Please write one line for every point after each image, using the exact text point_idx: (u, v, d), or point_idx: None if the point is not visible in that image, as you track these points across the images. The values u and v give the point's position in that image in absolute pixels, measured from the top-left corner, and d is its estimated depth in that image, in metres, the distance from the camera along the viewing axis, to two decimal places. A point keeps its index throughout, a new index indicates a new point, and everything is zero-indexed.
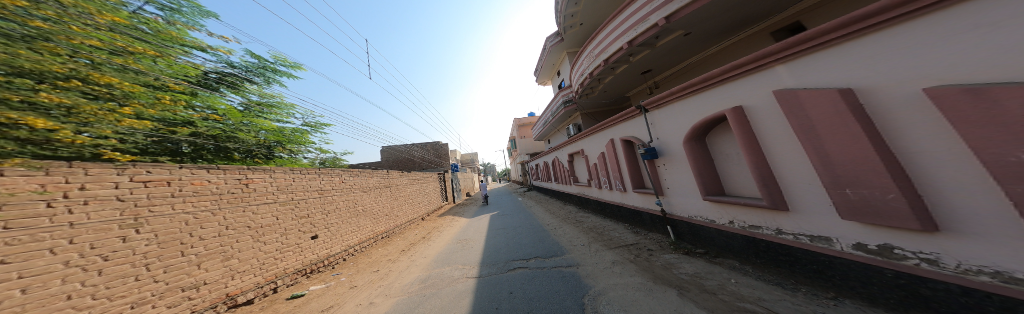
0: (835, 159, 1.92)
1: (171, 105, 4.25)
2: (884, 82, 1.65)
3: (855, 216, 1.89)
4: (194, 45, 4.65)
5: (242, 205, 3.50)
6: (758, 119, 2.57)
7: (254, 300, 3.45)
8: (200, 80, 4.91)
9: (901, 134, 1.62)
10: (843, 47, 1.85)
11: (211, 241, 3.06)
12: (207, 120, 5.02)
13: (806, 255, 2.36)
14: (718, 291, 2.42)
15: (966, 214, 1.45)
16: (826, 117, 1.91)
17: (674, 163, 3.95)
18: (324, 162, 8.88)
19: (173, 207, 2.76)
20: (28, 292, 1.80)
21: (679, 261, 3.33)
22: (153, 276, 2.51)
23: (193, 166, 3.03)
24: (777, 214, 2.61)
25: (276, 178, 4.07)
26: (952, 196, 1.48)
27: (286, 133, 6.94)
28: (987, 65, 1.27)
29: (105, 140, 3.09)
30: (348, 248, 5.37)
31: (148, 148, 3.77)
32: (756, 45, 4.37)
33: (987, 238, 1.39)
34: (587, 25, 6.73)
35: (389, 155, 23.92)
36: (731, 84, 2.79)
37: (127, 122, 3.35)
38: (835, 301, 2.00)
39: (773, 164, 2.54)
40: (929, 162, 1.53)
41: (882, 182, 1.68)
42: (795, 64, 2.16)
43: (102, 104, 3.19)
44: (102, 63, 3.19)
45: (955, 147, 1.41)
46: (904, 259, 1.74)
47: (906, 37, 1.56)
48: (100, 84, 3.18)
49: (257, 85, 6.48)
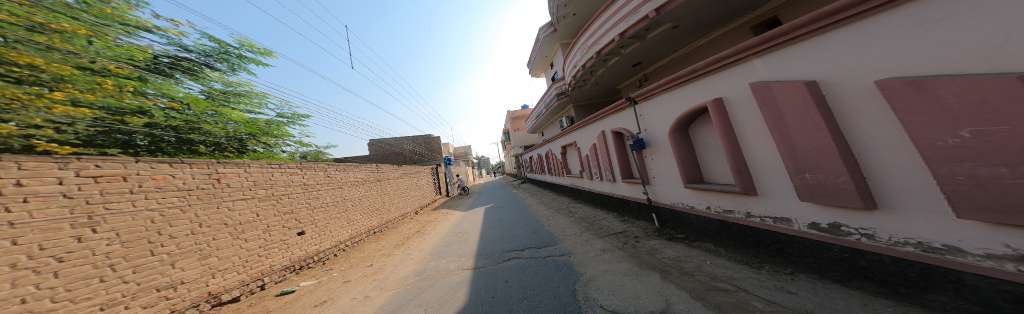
0: (800, 148, 2.17)
1: (115, 92, 3.77)
2: (845, 74, 1.88)
3: (812, 198, 2.18)
4: (138, 24, 4.11)
5: (216, 201, 3.24)
6: (734, 110, 2.82)
7: (240, 298, 3.29)
8: (150, 64, 4.34)
9: (855, 123, 1.88)
10: (812, 41, 2.06)
11: (184, 240, 2.85)
12: (163, 109, 4.48)
13: (771, 236, 2.65)
14: (696, 272, 2.65)
15: (896, 193, 1.73)
16: (795, 107, 2.14)
17: (659, 153, 4.20)
18: (305, 156, 8.41)
19: (133, 204, 2.50)
20: None
21: (663, 246, 3.59)
22: (121, 277, 2.32)
23: (151, 160, 2.72)
24: (747, 198, 2.90)
25: (251, 172, 3.77)
26: (890, 179, 1.75)
27: (258, 125, 6.50)
28: (928, 59, 1.48)
29: (38, 129, 2.69)
30: (338, 243, 5.18)
31: (93, 139, 3.32)
32: (737, 39, 4.69)
33: (914, 214, 1.66)
34: (580, 16, 6.86)
35: (376, 148, 23.09)
36: (714, 76, 3.00)
37: (60, 109, 2.95)
38: (792, 276, 2.30)
39: (746, 153, 2.82)
40: (873, 149, 1.80)
41: (836, 167, 1.95)
42: (770, 58, 2.39)
43: (26, 87, 2.79)
44: (20, 41, 2.80)
45: (896, 135, 1.66)
46: (849, 235, 2.04)
47: (863, 33, 1.77)
48: (20, 65, 2.80)
49: (219, 72, 5.91)
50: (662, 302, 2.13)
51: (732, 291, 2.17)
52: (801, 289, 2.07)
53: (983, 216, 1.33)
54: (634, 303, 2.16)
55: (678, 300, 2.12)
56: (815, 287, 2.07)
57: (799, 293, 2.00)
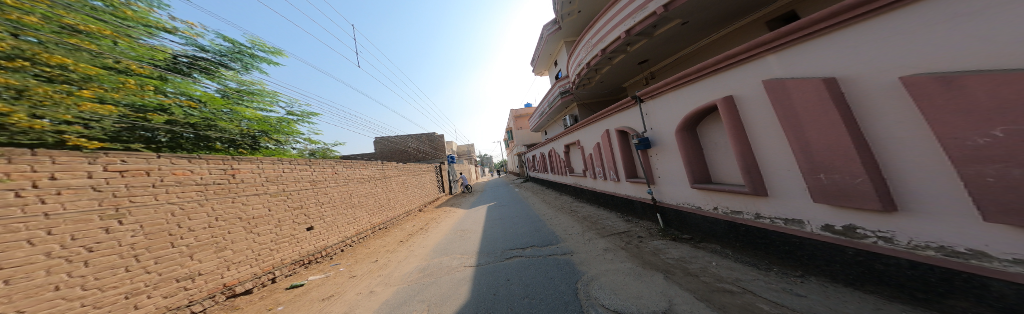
0: (816, 147, 2.08)
1: (138, 90, 3.92)
2: (864, 70, 1.79)
3: (826, 199, 2.09)
4: (160, 26, 4.29)
5: (231, 196, 3.37)
6: (746, 108, 2.72)
7: (253, 290, 3.43)
8: (170, 64, 4.53)
9: (876, 120, 1.78)
10: (830, 37, 1.97)
11: (202, 233, 2.98)
12: (182, 107, 4.69)
13: (780, 237, 2.58)
14: (701, 273, 2.60)
15: (918, 195, 1.64)
16: (810, 105, 2.05)
17: (666, 153, 4.10)
18: (314, 153, 8.62)
19: (156, 197, 2.63)
20: (11, 283, 1.77)
21: (667, 247, 3.53)
22: (144, 267, 2.45)
23: (172, 156, 2.83)
24: (757, 199, 2.81)
25: (264, 168, 3.89)
26: (914, 181, 1.66)
27: (271, 122, 6.69)
28: (957, 55, 1.40)
29: (68, 125, 2.85)
30: (345, 239, 5.32)
31: (118, 135, 3.53)
32: (750, 35, 4.50)
33: (937, 216, 1.57)
34: (585, 13, 6.72)
35: (381, 147, 23.41)
36: (724, 74, 2.90)
37: (88, 106, 3.08)
38: (802, 279, 2.22)
39: (756, 153, 2.73)
40: (895, 148, 1.71)
41: (852, 168, 1.86)
42: (784, 55, 2.29)
43: (57, 85, 2.94)
44: (51, 42, 2.94)
45: (920, 134, 1.57)
46: (865, 237, 1.95)
47: (885, 28, 1.69)
48: (52, 65, 2.97)
49: (233, 71, 6.11)
50: (665, 302, 2.10)
51: (737, 293, 2.12)
52: (811, 292, 2.00)
53: (1010, 220, 1.25)
54: (636, 303, 2.14)
55: (681, 301, 2.09)
56: (826, 291, 2.00)
57: (809, 296, 1.93)
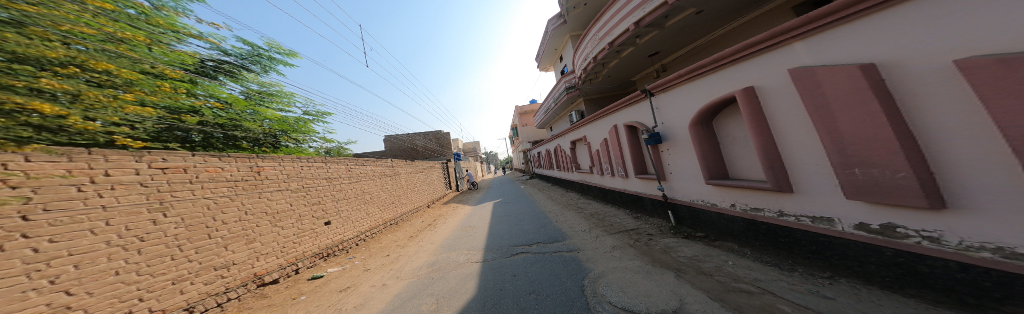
0: (849, 139, 1.88)
1: (172, 93, 4.23)
2: (910, 57, 1.57)
3: (861, 196, 1.90)
4: (186, 32, 4.53)
5: (257, 191, 3.61)
6: (769, 99, 2.50)
7: (279, 279, 3.70)
8: (198, 68, 4.85)
9: (923, 110, 1.56)
10: (869, 19, 1.73)
11: (234, 225, 3.23)
12: (212, 109, 5.04)
13: (807, 236, 2.39)
14: (715, 272, 2.49)
15: (973, 191, 1.44)
16: (842, 97, 1.84)
17: (678, 147, 3.90)
18: (329, 152, 8.99)
19: (193, 193, 2.86)
20: (81, 267, 1.99)
21: (678, 245, 3.40)
22: (187, 256, 2.71)
23: (204, 154, 3.05)
24: (781, 195, 2.62)
25: (285, 166, 4.12)
26: (966, 176, 1.45)
27: (289, 122, 7.03)
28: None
29: (116, 127, 3.13)
30: (359, 234, 5.60)
31: (159, 135, 3.88)
32: (777, 19, 4.08)
33: (994, 214, 1.38)
34: (591, 6, 6.38)
35: (392, 145, 24.09)
36: (744, 63, 2.66)
37: (131, 109, 3.35)
38: (831, 280, 2.07)
39: (780, 146, 2.51)
40: (943, 139, 1.51)
41: (892, 161, 1.66)
42: (814, 41, 2.05)
43: (105, 90, 3.15)
44: (97, 50, 3.17)
45: (977, 123, 1.37)
46: (906, 237, 1.76)
47: (938, 8, 1.45)
48: (99, 71, 3.16)
49: (254, 73, 6.41)
50: (677, 301, 2.03)
51: (756, 293, 2.01)
52: (840, 295, 1.86)
53: None
54: (645, 301, 2.09)
55: (693, 300, 2.02)
56: (859, 293, 1.85)
57: (838, 299, 1.79)
